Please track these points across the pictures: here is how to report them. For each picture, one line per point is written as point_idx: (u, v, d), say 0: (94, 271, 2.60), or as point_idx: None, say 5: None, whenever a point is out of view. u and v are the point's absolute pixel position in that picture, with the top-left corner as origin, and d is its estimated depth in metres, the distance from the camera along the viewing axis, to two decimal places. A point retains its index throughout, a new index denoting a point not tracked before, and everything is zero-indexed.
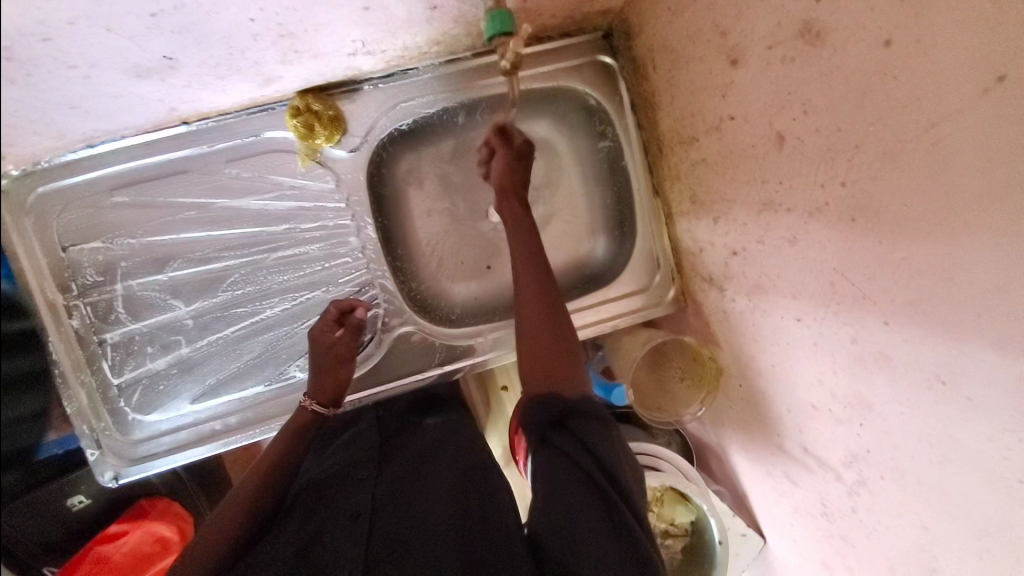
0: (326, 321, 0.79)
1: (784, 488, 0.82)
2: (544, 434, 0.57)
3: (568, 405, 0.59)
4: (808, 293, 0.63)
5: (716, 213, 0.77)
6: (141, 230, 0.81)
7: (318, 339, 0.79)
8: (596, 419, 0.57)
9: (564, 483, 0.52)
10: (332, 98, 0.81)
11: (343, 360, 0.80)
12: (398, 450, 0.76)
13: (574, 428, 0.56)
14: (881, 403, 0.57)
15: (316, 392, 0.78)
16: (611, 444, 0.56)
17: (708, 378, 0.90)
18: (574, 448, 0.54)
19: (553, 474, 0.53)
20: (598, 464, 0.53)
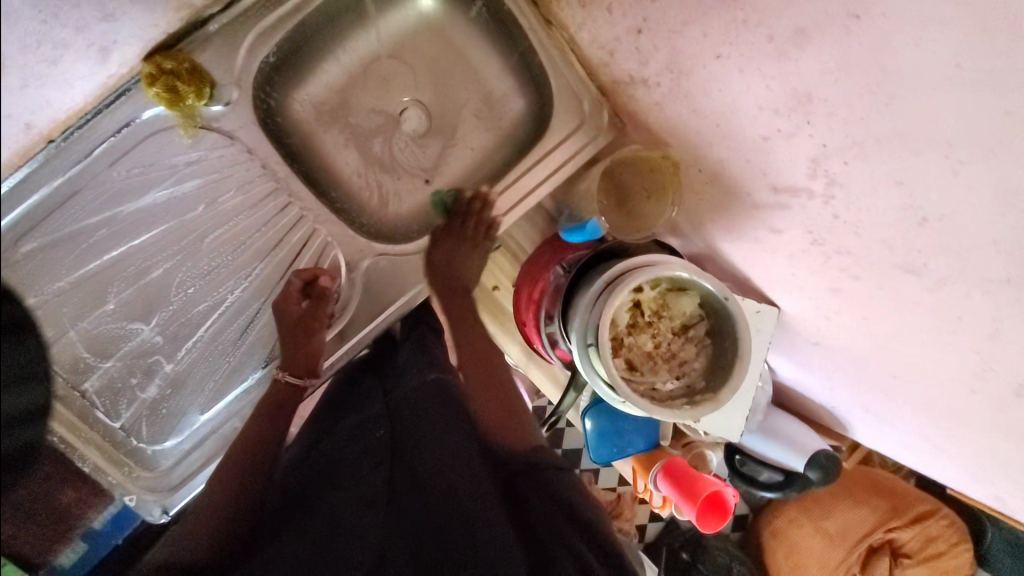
0: (291, 294, 0.82)
1: (773, 244, 0.84)
2: (526, 474, 0.63)
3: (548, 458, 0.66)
4: (716, 19, 0.63)
5: (607, 2, 0.75)
6: (64, 270, 0.76)
7: (286, 311, 0.82)
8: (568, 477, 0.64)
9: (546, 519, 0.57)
10: (181, 51, 0.75)
11: (312, 329, 0.83)
12: (406, 433, 0.74)
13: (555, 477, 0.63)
14: (818, 83, 0.58)
15: (290, 364, 0.82)
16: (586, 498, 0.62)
17: (669, 180, 0.90)
18: (550, 497, 0.60)
19: (540, 510, 0.59)
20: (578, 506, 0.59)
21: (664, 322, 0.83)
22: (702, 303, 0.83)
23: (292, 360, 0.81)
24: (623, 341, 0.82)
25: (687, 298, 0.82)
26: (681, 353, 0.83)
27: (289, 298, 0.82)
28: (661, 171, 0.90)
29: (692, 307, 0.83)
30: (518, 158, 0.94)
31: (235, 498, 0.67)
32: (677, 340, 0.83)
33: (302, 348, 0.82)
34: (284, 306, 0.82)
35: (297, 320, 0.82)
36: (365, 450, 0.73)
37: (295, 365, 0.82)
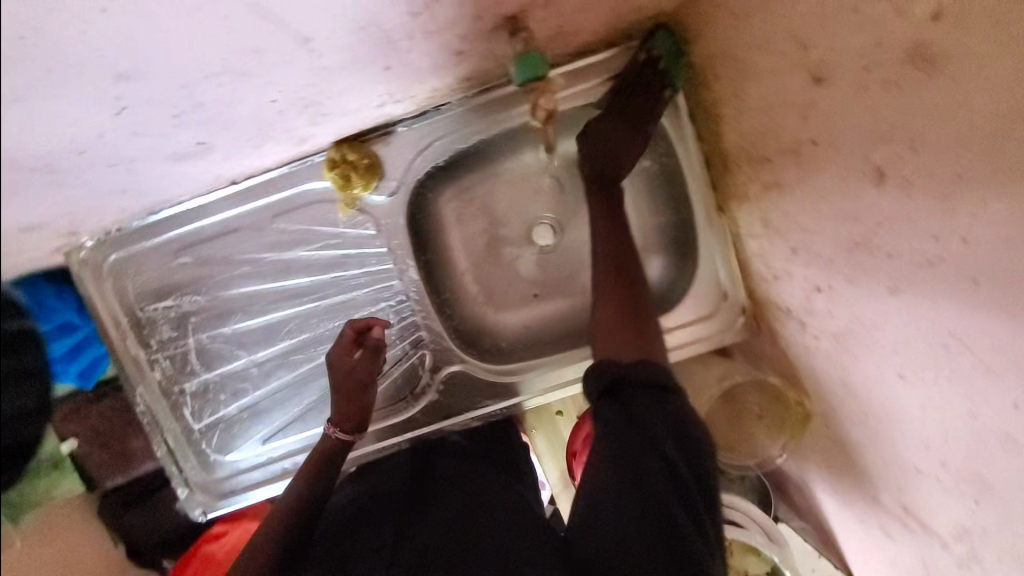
0: (343, 344, 0.76)
1: (881, 540, 0.73)
2: (596, 406, 0.56)
3: (623, 369, 0.58)
4: (913, 350, 0.53)
5: (795, 243, 0.66)
6: (207, 287, 0.86)
7: (340, 362, 0.76)
8: (650, 388, 0.56)
9: (617, 462, 0.52)
10: (367, 143, 0.80)
11: (364, 382, 0.77)
12: (453, 457, 0.79)
13: (630, 402, 0.55)
14: (1010, 487, 0.48)
15: (340, 419, 0.77)
16: (665, 416, 0.54)
17: (791, 422, 0.80)
18: (629, 425, 0.53)
19: (610, 450, 0.53)
20: (639, 405, 0.54)
21: None
22: (769, 569, 0.76)
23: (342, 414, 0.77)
24: None
25: (755, 559, 0.75)
26: None
27: (341, 351, 0.76)
28: (788, 410, 0.80)
29: (756, 569, 0.76)
30: None
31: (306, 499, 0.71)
32: None
33: (354, 403, 0.77)
34: (339, 358, 0.77)
35: (347, 372, 0.77)
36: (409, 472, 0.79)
37: (343, 420, 0.77)
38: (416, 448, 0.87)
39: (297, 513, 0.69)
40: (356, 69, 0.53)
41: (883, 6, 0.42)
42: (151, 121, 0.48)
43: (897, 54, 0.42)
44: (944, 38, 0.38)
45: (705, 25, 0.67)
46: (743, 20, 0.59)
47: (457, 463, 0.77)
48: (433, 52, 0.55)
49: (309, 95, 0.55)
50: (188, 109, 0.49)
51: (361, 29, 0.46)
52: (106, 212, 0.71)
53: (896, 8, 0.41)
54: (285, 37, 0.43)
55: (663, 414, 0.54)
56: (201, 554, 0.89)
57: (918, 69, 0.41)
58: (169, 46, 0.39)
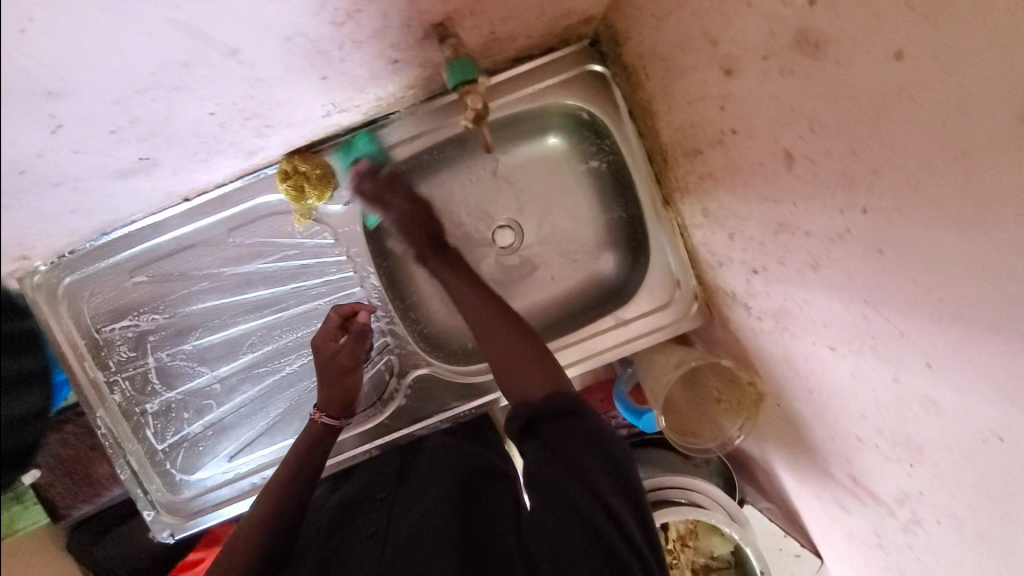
0: (329, 329, 0.79)
1: (837, 513, 0.75)
2: (521, 445, 0.59)
3: (538, 408, 0.60)
4: (838, 322, 0.55)
5: (731, 229, 0.69)
6: (164, 305, 0.86)
7: (324, 347, 0.79)
8: (568, 419, 0.58)
9: (547, 484, 0.55)
10: (318, 155, 0.81)
11: (350, 367, 0.80)
12: (423, 456, 0.80)
13: (551, 432, 0.58)
14: (933, 446, 0.50)
15: (326, 404, 0.80)
16: (584, 437, 0.57)
17: (746, 402, 0.82)
18: (552, 458, 0.55)
19: (539, 473, 0.55)
20: (563, 437, 0.57)
21: (686, 553, 0.78)
22: (733, 553, 0.77)
23: (326, 400, 0.79)
24: None
25: (719, 540, 0.77)
26: None
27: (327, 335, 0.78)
28: (742, 390, 0.83)
29: (722, 550, 0.78)
30: (593, 311, 0.92)
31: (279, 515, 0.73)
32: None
33: (337, 388, 0.80)
34: (322, 343, 0.79)
35: (334, 356, 0.79)
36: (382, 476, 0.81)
37: (330, 405, 0.80)
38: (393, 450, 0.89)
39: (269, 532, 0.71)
40: (291, 79, 0.55)
41: (772, 0, 0.45)
42: (85, 138, 0.49)
43: (787, 43, 0.45)
44: (822, 26, 0.41)
45: (632, 27, 0.71)
46: (663, 20, 0.62)
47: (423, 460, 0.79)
48: (368, 60, 0.58)
49: (247, 106, 0.56)
50: (123, 124, 0.50)
51: (288, 40, 0.48)
52: (55, 232, 0.71)
53: (783, 0, 0.44)
54: (212, 50, 0.45)
55: (581, 434, 0.57)
56: None
57: (805, 55, 0.44)
58: (93, 59, 0.40)
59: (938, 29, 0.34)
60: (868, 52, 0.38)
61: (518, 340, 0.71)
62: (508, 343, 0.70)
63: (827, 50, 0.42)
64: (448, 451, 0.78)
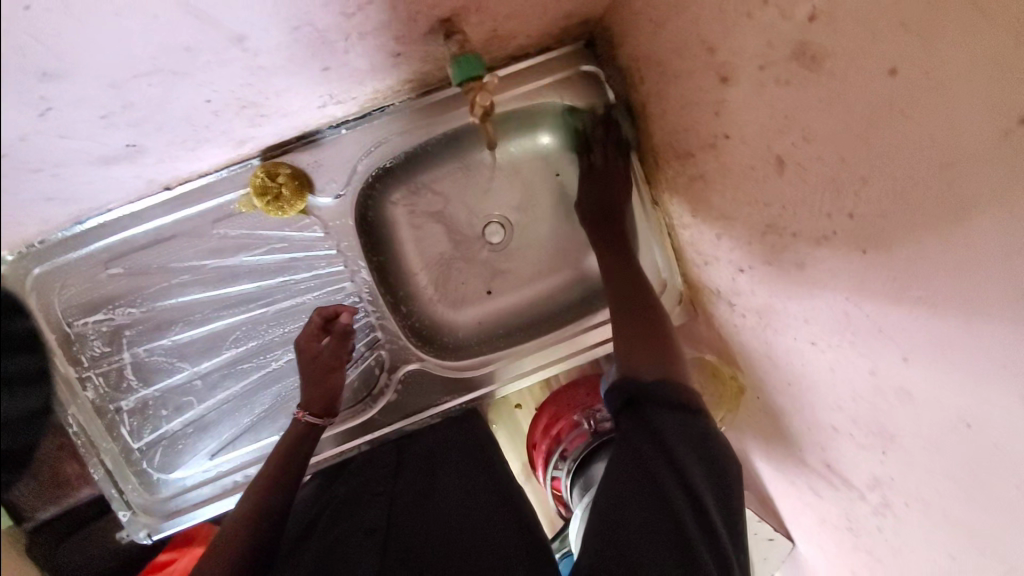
0: (310, 330, 0.80)
1: (809, 499, 0.80)
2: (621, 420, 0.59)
3: (648, 386, 0.59)
4: (819, 318, 0.59)
5: (719, 230, 0.72)
6: (141, 298, 0.82)
7: (307, 349, 0.80)
8: (674, 403, 0.58)
9: (630, 471, 0.53)
10: (288, 157, 0.80)
11: (331, 364, 0.80)
12: (420, 459, 0.79)
13: (644, 411, 0.58)
14: (904, 434, 0.54)
15: (308, 404, 0.79)
16: (682, 431, 0.56)
17: (727, 396, 0.87)
18: (648, 437, 0.55)
19: (630, 459, 0.54)
20: (664, 421, 0.56)
21: None
22: None
23: (309, 399, 0.79)
24: None
25: None
26: None
27: (308, 335, 0.80)
28: (724, 384, 0.87)
29: None
30: (584, 308, 0.93)
31: (260, 522, 0.68)
32: None
33: (320, 387, 0.80)
34: (306, 344, 0.80)
35: (316, 356, 0.80)
36: (374, 477, 0.78)
37: (313, 404, 0.80)
38: (387, 446, 0.86)
39: (256, 531, 0.68)
40: (292, 68, 0.54)
41: (772, 11, 0.48)
42: (75, 123, 0.47)
43: (784, 55, 0.48)
44: (820, 39, 0.44)
45: (630, 31, 0.72)
46: (661, 25, 0.64)
47: (421, 458, 0.79)
48: (372, 52, 0.57)
49: (249, 95, 0.55)
50: (117, 110, 0.47)
51: (295, 29, 0.47)
52: (27, 221, 0.67)
53: (782, 14, 0.47)
54: (218, 36, 0.44)
55: (678, 432, 0.56)
56: None
57: (802, 67, 0.47)
58: (100, 41, 0.39)
59: (930, 48, 0.37)
60: (862, 67, 0.42)
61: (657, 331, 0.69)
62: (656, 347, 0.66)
63: (824, 63, 0.45)
64: (446, 450, 0.79)
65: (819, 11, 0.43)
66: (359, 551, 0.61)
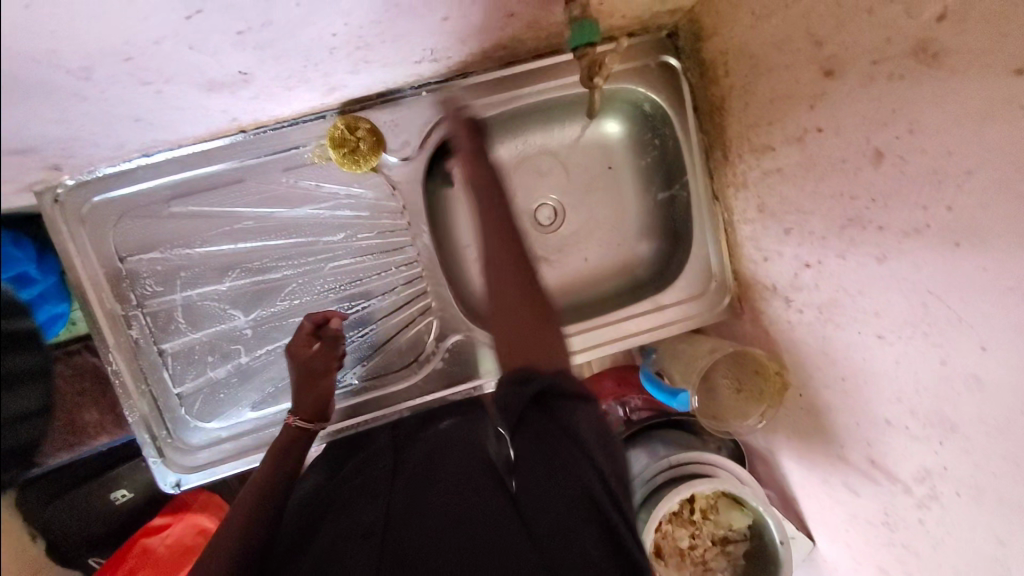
0: (301, 336, 0.79)
1: (841, 495, 0.82)
2: (524, 414, 0.58)
3: (551, 380, 0.60)
4: (892, 311, 0.62)
5: (788, 225, 0.74)
6: (199, 239, 0.81)
7: (296, 354, 0.79)
8: (579, 399, 0.60)
9: (554, 474, 0.54)
10: (366, 113, 0.80)
11: (322, 372, 0.80)
12: (431, 438, 0.75)
13: (552, 407, 0.58)
14: (968, 424, 0.57)
15: (300, 408, 0.79)
16: (592, 425, 0.58)
17: (769, 392, 0.88)
18: (559, 432, 0.56)
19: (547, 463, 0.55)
20: (580, 416, 0.58)
21: (707, 526, 0.82)
22: (751, 525, 0.82)
23: (301, 403, 0.78)
24: (661, 530, 0.82)
25: (738, 513, 0.82)
26: (711, 563, 0.83)
27: (298, 341, 0.79)
28: (767, 380, 0.88)
29: (740, 523, 0.82)
30: (631, 296, 0.95)
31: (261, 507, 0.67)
32: (713, 548, 0.82)
33: (313, 390, 0.79)
34: (296, 351, 0.79)
35: (306, 362, 0.79)
36: (379, 460, 0.73)
37: (304, 407, 0.79)
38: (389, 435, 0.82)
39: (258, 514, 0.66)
40: (415, 12, 0.54)
41: (898, 7, 0.50)
42: (209, 33, 0.47)
43: (903, 51, 0.51)
44: (946, 37, 0.47)
45: (721, 25, 0.75)
46: (762, 19, 0.67)
47: (422, 452, 0.70)
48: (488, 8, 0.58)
49: (371, 34, 0.56)
50: (254, 26, 0.47)
51: None
52: (105, 143, 0.65)
53: (908, 11, 0.49)
54: None
55: (590, 421, 0.58)
56: (138, 548, 0.92)
57: (921, 63, 0.50)
58: None
59: None
60: (989, 65, 0.44)
61: (539, 303, 0.68)
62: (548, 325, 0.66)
63: (946, 61, 0.48)
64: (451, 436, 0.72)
65: (950, 10, 0.46)
66: (353, 553, 0.54)
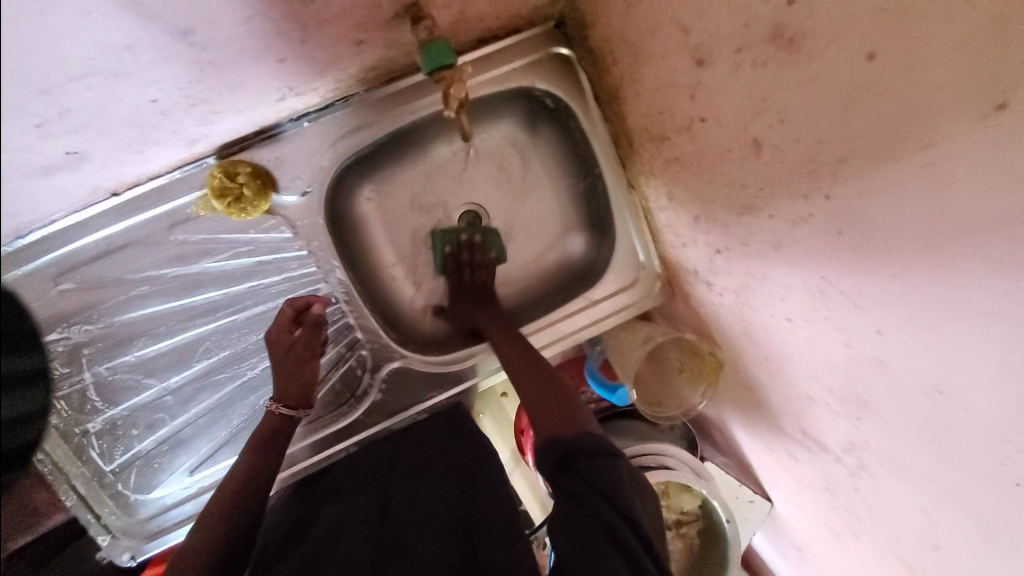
0: (281, 322, 0.76)
1: (787, 462, 0.84)
2: (557, 475, 0.57)
3: (575, 441, 0.59)
4: (796, 296, 0.61)
5: (695, 212, 0.73)
6: (97, 314, 0.77)
7: (277, 341, 0.76)
8: (601, 452, 0.58)
9: (576, 523, 0.52)
10: (246, 154, 0.76)
11: (305, 356, 0.77)
12: (417, 440, 0.81)
13: (582, 465, 0.57)
14: (880, 401, 0.57)
15: (282, 396, 0.76)
16: (625, 481, 0.56)
17: (707, 371, 0.87)
18: (589, 488, 0.54)
19: (574, 514, 0.53)
20: (599, 463, 0.57)
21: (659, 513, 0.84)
22: (701, 505, 0.85)
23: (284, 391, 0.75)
24: None
25: (688, 497, 0.84)
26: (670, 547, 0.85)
27: (281, 327, 0.76)
28: (704, 359, 0.88)
29: (691, 505, 0.85)
30: (567, 291, 0.91)
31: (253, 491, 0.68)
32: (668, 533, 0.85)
33: (295, 378, 0.76)
34: (276, 337, 0.76)
35: (288, 348, 0.76)
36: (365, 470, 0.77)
37: (287, 396, 0.76)
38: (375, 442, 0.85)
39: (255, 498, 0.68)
40: None
41: None
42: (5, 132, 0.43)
43: (760, 37, 0.49)
44: (796, 22, 0.45)
45: (602, 10, 0.71)
46: (633, 5, 0.64)
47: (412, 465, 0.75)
48: None
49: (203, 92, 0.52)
50: (53, 115, 0.45)
51: None
52: None
53: None
54: None
55: (623, 478, 0.56)
56: None
57: (779, 48, 0.47)
58: None
59: (907, 31, 0.37)
60: (841, 48, 0.42)
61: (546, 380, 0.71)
62: (554, 390, 0.69)
63: (802, 45, 0.45)
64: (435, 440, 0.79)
65: None
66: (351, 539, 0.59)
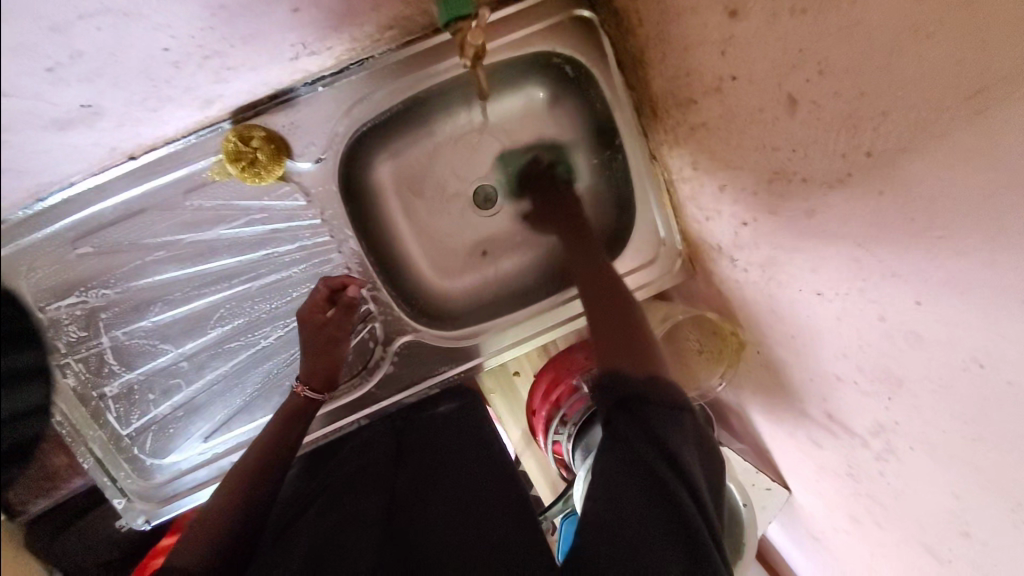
0: (315, 302, 0.75)
1: (807, 448, 0.80)
2: (612, 417, 0.54)
3: (638, 386, 0.56)
4: (829, 266, 0.57)
5: (721, 181, 0.70)
6: (116, 278, 0.78)
7: (309, 320, 0.75)
8: (667, 406, 0.54)
9: (616, 468, 0.49)
10: (261, 118, 0.75)
11: (335, 339, 0.76)
12: (426, 422, 0.80)
13: (639, 412, 0.53)
14: (913, 379, 0.53)
15: (308, 376, 0.76)
16: (679, 431, 0.53)
17: (727, 352, 0.85)
18: (642, 433, 0.51)
19: (611, 464, 0.50)
20: (652, 411, 0.53)
21: None
22: None
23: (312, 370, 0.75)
24: None
25: None
26: None
27: (314, 306, 0.75)
28: (724, 340, 0.85)
29: None
30: None
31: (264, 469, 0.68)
32: None
33: (322, 358, 0.76)
34: (308, 316, 0.75)
35: (320, 327, 0.75)
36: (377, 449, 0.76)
37: (313, 377, 0.76)
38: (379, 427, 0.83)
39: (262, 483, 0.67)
40: None
41: None
42: None
43: None
44: None
45: None
46: None
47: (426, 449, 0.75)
48: None
49: None
50: None
51: None
52: None
53: None
54: None
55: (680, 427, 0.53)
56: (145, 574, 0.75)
57: None
58: None
59: None
60: None
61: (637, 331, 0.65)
62: (632, 337, 0.64)
63: None
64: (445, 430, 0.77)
65: None
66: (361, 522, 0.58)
